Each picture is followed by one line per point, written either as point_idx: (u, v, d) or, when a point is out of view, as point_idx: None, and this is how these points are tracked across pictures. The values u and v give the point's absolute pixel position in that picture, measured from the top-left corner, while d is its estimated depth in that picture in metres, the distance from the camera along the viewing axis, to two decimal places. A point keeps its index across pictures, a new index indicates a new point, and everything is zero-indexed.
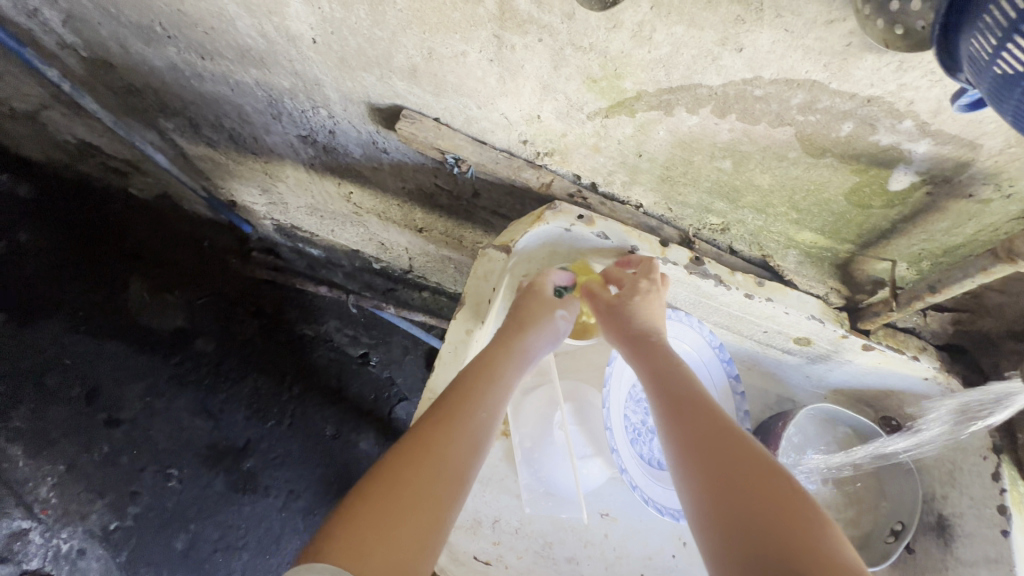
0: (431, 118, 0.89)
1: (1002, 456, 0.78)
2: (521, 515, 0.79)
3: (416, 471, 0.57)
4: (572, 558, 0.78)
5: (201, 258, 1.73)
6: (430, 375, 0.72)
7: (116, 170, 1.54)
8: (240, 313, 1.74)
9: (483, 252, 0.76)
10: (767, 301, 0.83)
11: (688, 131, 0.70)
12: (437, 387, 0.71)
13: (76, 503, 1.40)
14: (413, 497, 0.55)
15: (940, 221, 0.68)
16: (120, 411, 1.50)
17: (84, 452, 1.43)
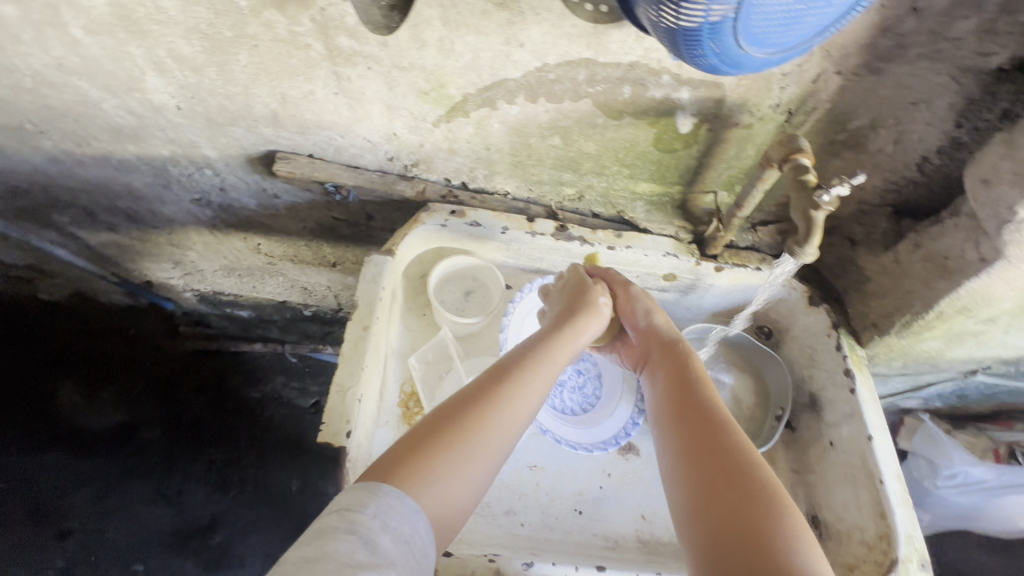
0: (305, 155, 0.98)
1: (841, 329, 0.93)
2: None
3: (463, 440, 0.63)
4: (510, 510, 0.87)
5: (131, 347, 1.74)
6: (336, 372, 0.75)
7: (20, 279, 1.49)
8: (183, 386, 1.77)
9: (369, 258, 0.86)
10: (627, 249, 0.96)
11: (516, 119, 0.83)
12: (345, 381, 0.74)
13: None
14: (462, 458, 0.62)
15: (729, 149, 0.83)
16: (69, 521, 1.45)
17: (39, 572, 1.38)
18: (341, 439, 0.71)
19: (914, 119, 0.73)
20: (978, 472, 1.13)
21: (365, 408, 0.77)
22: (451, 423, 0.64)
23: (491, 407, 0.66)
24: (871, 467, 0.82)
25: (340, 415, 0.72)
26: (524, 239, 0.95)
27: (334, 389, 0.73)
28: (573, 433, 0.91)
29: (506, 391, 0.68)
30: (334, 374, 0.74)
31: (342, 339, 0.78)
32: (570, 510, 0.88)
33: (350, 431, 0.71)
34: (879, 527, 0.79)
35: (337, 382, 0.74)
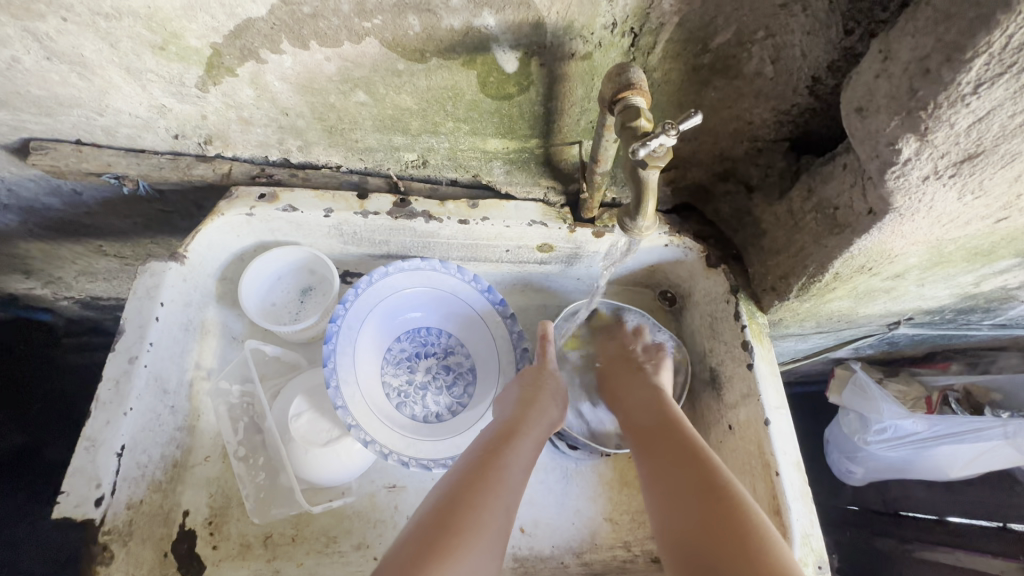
0: (70, 142, 0.78)
1: (740, 294, 0.79)
2: (296, 520, 0.73)
3: (471, 533, 0.53)
4: (360, 544, 0.74)
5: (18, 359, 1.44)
6: (86, 421, 0.60)
7: None
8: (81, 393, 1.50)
9: (143, 267, 0.68)
10: (483, 221, 0.78)
11: (296, 72, 0.64)
12: (98, 432, 0.60)
13: None
14: (469, 555, 0.52)
15: (574, 89, 0.65)
16: None
17: None
18: (88, 510, 0.57)
19: (791, 28, 0.56)
20: (908, 424, 1.02)
21: (134, 460, 0.62)
22: (456, 511, 0.54)
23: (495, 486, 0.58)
24: (767, 455, 0.70)
25: (87, 478, 0.58)
26: (355, 221, 0.77)
27: (81, 445, 0.59)
28: (428, 449, 0.76)
29: (506, 471, 0.61)
30: (82, 425, 0.60)
31: (99, 376, 0.62)
32: None
33: (100, 498, 0.58)
34: (775, 527, 0.67)
35: (84, 436, 0.59)
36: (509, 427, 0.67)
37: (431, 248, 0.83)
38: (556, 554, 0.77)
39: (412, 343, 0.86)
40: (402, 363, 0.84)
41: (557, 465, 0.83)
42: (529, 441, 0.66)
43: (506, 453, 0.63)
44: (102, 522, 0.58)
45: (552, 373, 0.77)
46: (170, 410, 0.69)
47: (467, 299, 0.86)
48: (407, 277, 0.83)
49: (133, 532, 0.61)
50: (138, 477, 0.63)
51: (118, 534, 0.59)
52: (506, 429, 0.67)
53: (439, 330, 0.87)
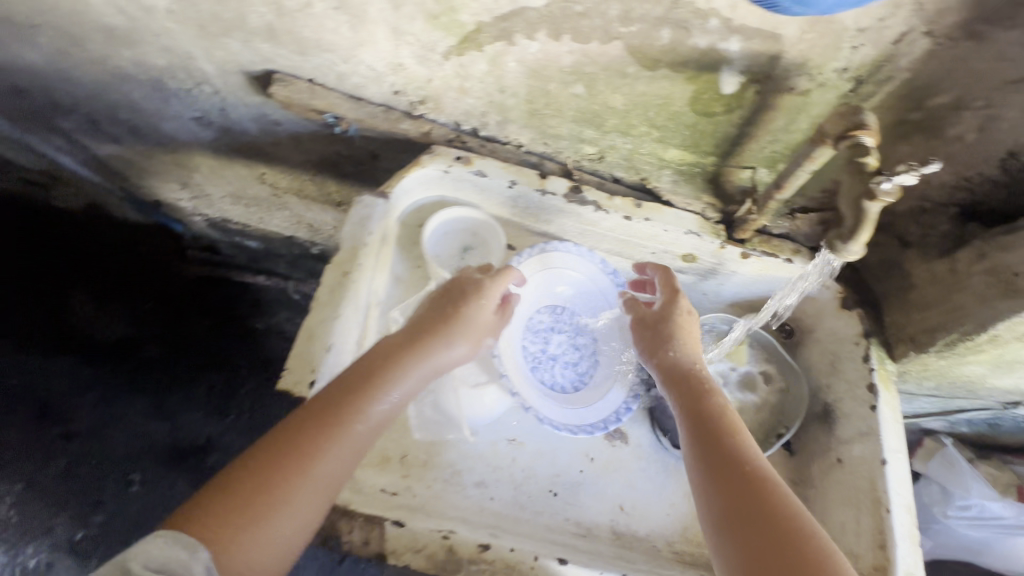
0: (304, 79, 0.90)
1: (872, 339, 0.83)
2: (430, 448, 0.82)
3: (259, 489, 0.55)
4: (481, 482, 0.82)
5: (143, 263, 1.75)
6: (306, 316, 0.71)
7: (34, 183, 1.50)
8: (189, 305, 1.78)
9: (359, 199, 0.79)
10: (645, 221, 0.85)
11: (534, 58, 0.73)
12: (313, 327, 0.71)
13: (38, 519, 1.29)
14: (267, 508, 0.55)
15: (777, 119, 0.71)
16: (74, 423, 1.41)
17: (41, 467, 1.32)
18: (302, 390, 0.67)
19: (1011, 103, 0.60)
20: (996, 507, 1.04)
21: (337, 359, 0.72)
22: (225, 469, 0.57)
23: (306, 450, 0.58)
24: (879, 492, 0.74)
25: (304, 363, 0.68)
26: (532, 197, 0.85)
27: (302, 335, 0.69)
28: (556, 412, 0.84)
29: (337, 436, 0.60)
30: (304, 319, 0.71)
31: (318, 283, 0.73)
32: (545, 491, 0.83)
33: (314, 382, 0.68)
34: (876, 558, 0.71)
35: (306, 327, 0.71)
36: (335, 379, 0.64)
37: (587, 235, 0.91)
38: (651, 537, 0.83)
39: (550, 317, 0.92)
40: (540, 332, 0.91)
41: (659, 458, 0.88)
42: (422, 359, 0.68)
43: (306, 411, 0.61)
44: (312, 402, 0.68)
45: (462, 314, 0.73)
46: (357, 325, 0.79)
47: (603, 289, 0.93)
48: (557, 257, 0.91)
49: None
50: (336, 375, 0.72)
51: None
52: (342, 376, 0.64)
53: (574, 311, 0.93)
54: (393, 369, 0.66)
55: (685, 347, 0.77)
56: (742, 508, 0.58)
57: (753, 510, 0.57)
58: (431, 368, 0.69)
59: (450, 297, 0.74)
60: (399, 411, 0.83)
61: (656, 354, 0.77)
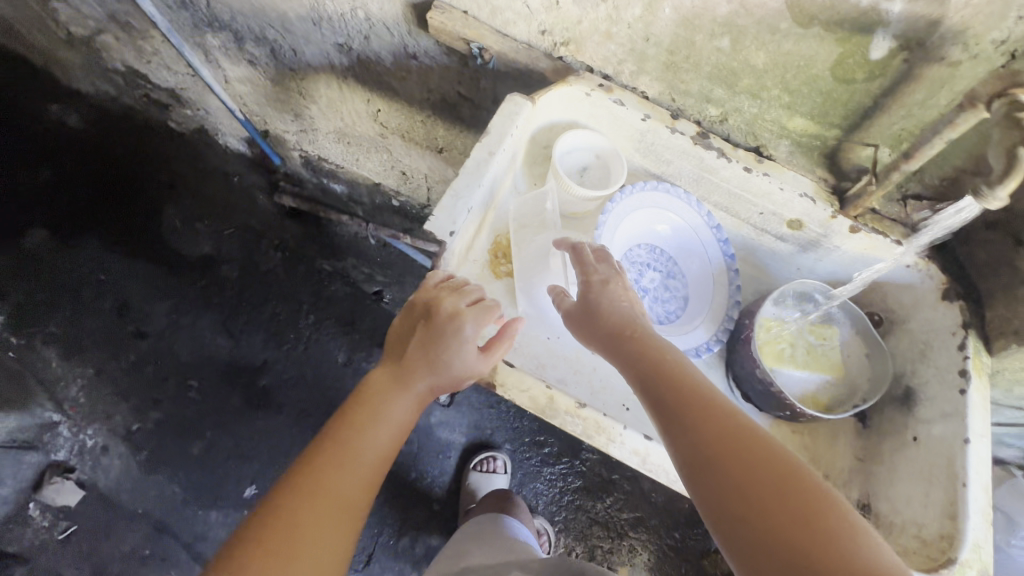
0: (459, 10, 0.98)
1: (970, 330, 0.84)
2: (521, 339, 0.88)
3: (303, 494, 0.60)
4: (561, 379, 0.87)
5: (228, 189, 1.94)
6: (454, 178, 0.76)
7: (157, 101, 1.78)
8: (269, 241, 1.92)
9: (510, 97, 0.84)
10: (763, 175, 0.89)
11: (691, 6, 0.78)
12: (460, 188, 0.76)
13: (103, 403, 1.62)
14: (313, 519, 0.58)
15: (917, 91, 0.74)
16: (146, 324, 1.72)
17: (111, 359, 1.66)
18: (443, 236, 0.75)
19: None
20: None
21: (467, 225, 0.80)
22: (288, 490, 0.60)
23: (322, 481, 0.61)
24: (957, 469, 0.75)
25: (448, 218, 0.75)
26: (661, 134, 0.90)
27: (449, 193, 0.76)
28: None
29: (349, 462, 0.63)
30: (452, 179, 0.76)
31: (468, 154, 0.79)
32: (618, 403, 0.87)
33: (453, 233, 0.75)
34: (945, 529, 0.72)
35: (454, 186, 0.75)
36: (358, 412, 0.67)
37: (700, 183, 0.95)
38: None
39: (648, 254, 0.98)
40: (636, 266, 0.97)
41: None
42: (408, 392, 0.69)
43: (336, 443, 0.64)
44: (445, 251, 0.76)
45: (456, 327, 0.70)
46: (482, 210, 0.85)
47: (704, 242, 0.97)
48: (667, 199, 0.96)
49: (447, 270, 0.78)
50: (462, 239, 0.80)
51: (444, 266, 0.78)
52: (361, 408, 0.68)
53: (669, 253, 0.99)
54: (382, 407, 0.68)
55: (619, 313, 0.73)
56: (715, 462, 0.57)
57: (728, 461, 0.56)
58: (418, 399, 0.70)
59: (423, 332, 0.71)
60: (498, 304, 0.90)
61: (595, 331, 0.73)
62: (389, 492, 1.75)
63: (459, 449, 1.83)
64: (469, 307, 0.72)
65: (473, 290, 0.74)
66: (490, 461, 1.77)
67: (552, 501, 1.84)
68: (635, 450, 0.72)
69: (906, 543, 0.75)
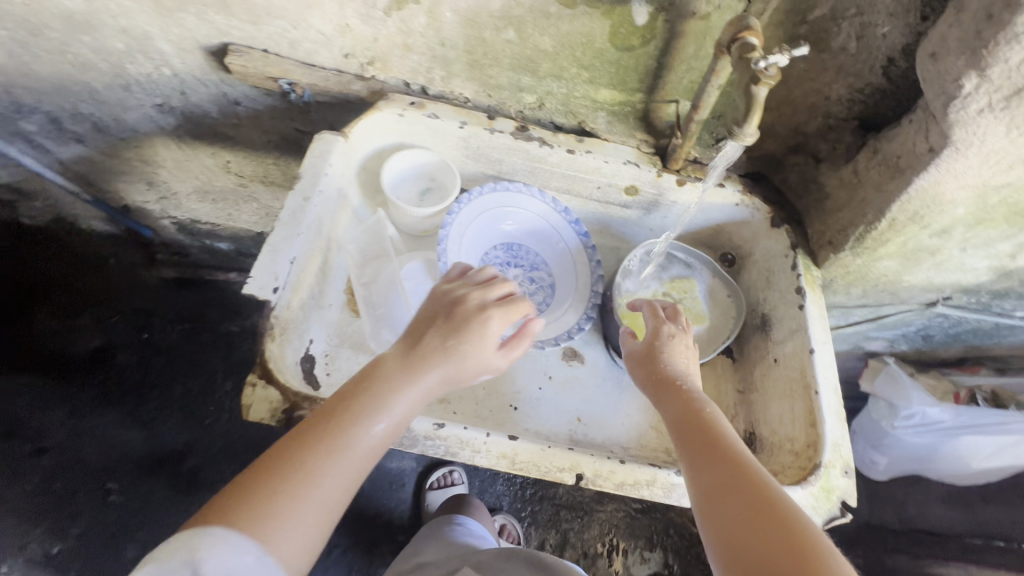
0: (258, 50, 0.96)
1: (799, 250, 0.91)
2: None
3: (283, 476, 0.54)
4: (444, 399, 0.87)
5: (105, 276, 1.75)
6: (269, 234, 0.74)
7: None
8: (162, 320, 1.81)
9: (319, 135, 0.84)
10: (587, 153, 0.93)
11: (467, 6, 0.80)
12: (278, 242, 0.74)
13: (9, 537, 1.42)
14: (289, 493, 0.53)
15: (688, 46, 0.79)
16: (44, 440, 1.53)
17: (11, 485, 1.46)
18: (267, 294, 0.71)
19: (877, 8, 0.70)
20: (936, 412, 1.10)
21: (297, 274, 0.77)
22: (269, 461, 0.56)
23: (311, 466, 0.55)
24: (808, 378, 0.81)
25: (268, 273, 0.72)
26: (482, 136, 0.93)
27: (266, 247, 0.73)
28: None
29: (347, 444, 0.57)
30: (268, 235, 0.74)
31: (282, 204, 0.77)
32: (506, 405, 0.89)
33: (277, 288, 0.72)
34: (810, 436, 0.77)
35: (269, 242, 0.73)
36: (356, 393, 0.61)
37: (536, 173, 0.98)
38: (607, 444, 0.88)
39: (505, 253, 1.00)
40: (495, 266, 0.98)
41: (615, 375, 0.95)
42: (417, 380, 0.63)
43: (322, 426, 0.58)
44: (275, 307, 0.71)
45: (477, 321, 0.68)
46: (318, 253, 0.83)
47: (558, 228, 1.00)
48: (508, 195, 0.98)
49: (286, 329, 0.74)
50: (296, 289, 0.77)
51: (285, 318, 0.73)
52: (361, 383, 0.63)
53: (527, 246, 1.01)
54: (384, 390, 0.62)
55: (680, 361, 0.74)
56: (726, 493, 0.56)
57: (736, 492, 0.55)
58: (427, 390, 0.64)
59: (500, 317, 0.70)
60: (364, 338, 0.87)
61: (648, 373, 0.74)
62: (347, 538, 1.66)
63: (411, 474, 1.78)
64: (494, 302, 0.71)
65: (500, 283, 0.73)
66: (446, 477, 1.74)
67: (517, 498, 1.80)
68: (502, 453, 0.71)
69: (784, 459, 0.80)
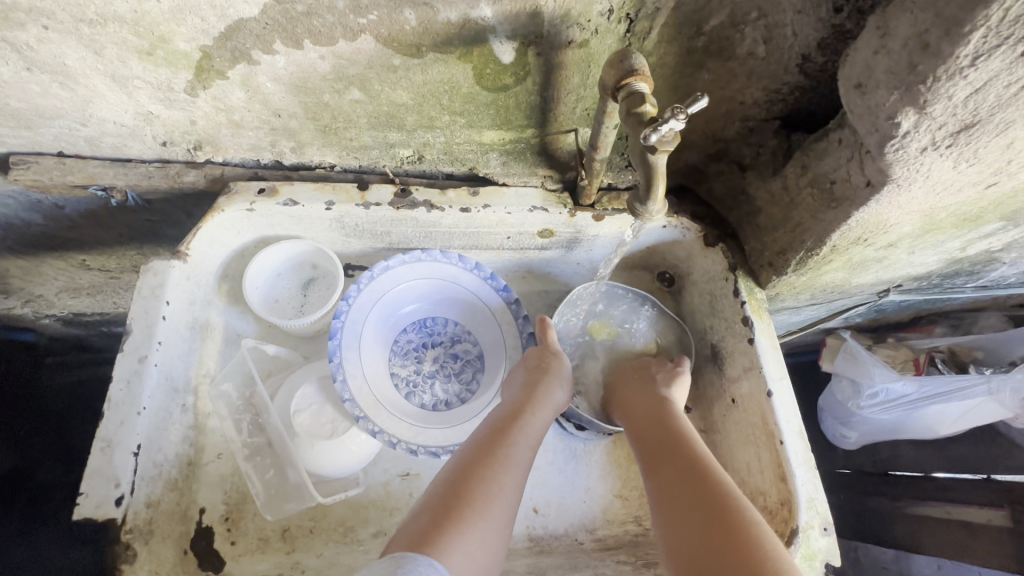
0: (51, 154, 0.75)
1: (738, 271, 0.81)
2: (313, 512, 0.74)
3: (475, 496, 0.57)
4: (377, 532, 0.74)
5: None
6: (98, 425, 0.60)
7: None
8: (78, 418, 1.33)
9: (146, 266, 0.67)
10: (484, 209, 0.79)
11: (289, 72, 0.63)
12: (109, 434, 0.59)
13: None
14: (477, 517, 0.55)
15: (571, 76, 0.65)
16: None
17: None
18: (108, 510, 0.57)
19: (784, 7, 0.57)
20: (899, 386, 1.05)
21: (151, 459, 0.63)
22: (445, 489, 0.58)
23: (491, 486, 0.59)
24: (771, 426, 0.73)
25: (105, 478, 0.58)
26: (357, 213, 0.77)
27: (96, 446, 0.58)
28: (436, 436, 0.77)
29: (515, 451, 0.64)
30: (98, 427, 0.60)
31: (111, 378, 0.62)
32: None
33: (120, 497, 0.57)
34: (781, 493, 0.70)
35: (97, 437, 0.58)
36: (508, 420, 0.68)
37: (434, 237, 0.84)
38: (570, 532, 0.79)
39: (419, 334, 0.87)
40: (410, 354, 0.85)
41: (566, 446, 0.84)
42: (551, 401, 0.72)
43: (496, 450, 0.63)
44: (123, 521, 0.57)
45: (555, 355, 0.79)
46: (177, 414, 0.68)
47: (473, 290, 0.86)
48: (407, 269, 0.83)
49: (153, 530, 0.61)
50: (155, 476, 0.63)
51: (142, 526, 0.59)
52: (511, 410, 0.70)
53: (442, 318, 0.88)
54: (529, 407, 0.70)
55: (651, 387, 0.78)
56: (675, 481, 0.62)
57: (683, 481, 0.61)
58: (554, 411, 0.72)
59: (549, 358, 0.78)
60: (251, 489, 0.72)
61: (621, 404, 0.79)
62: None
63: None
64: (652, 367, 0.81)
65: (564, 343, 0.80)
66: None
67: None
68: None
69: None
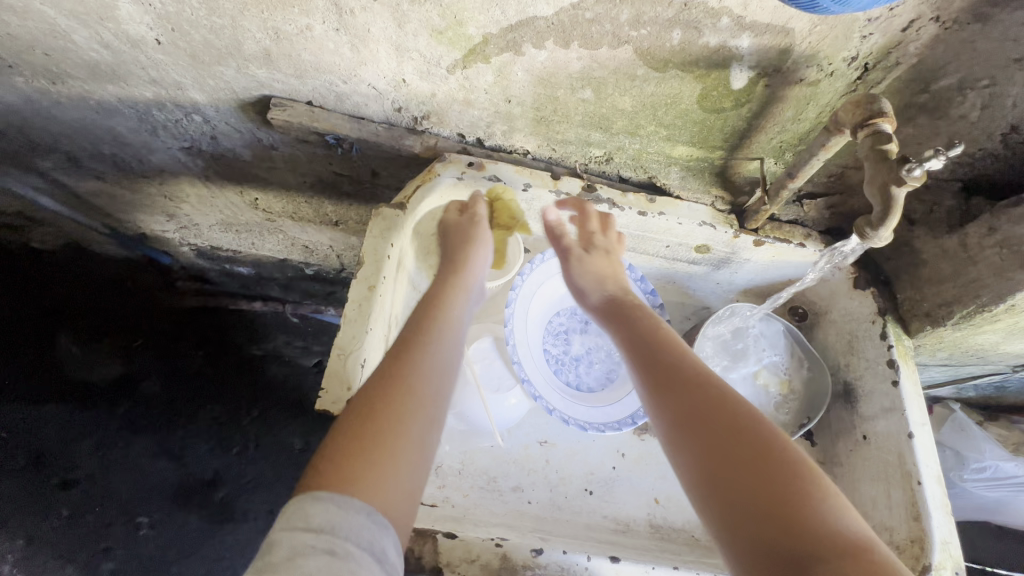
0: (303, 103, 0.88)
1: (887, 317, 0.85)
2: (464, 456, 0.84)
3: (387, 418, 0.57)
4: (517, 486, 0.84)
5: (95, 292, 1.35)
6: (337, 333, 0.70)
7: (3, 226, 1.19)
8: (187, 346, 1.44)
9: (376, 211, 0.78)
10: (659, 215, 0.86)
11: (543, 66, 0.72)
12: (346, 343, 0.69)
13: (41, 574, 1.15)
14: (394, 441, 0.55)
15: (785, 110, 0.73)
16: (74, 471, 1.22)
17: (43, 519, 1.17)
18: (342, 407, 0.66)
19: (1014, 79, 0.62)
20: (1010, 466, 1.08)
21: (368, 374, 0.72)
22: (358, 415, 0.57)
23: (405, 408, 0.58)
24: (909, 466, 0.76)
25: (341, 381, 0.67)
26: (547, 199, 0.86)
27: (334, 352, 0.69)
28: (582, 411, 0.85)
29: (422, 366, 0.63)
30: (336, 335, 0.70)
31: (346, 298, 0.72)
32: (579, 490, 0.85)
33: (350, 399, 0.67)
34: (912, 530, 0.73)
35: (336, 343, 0.69)
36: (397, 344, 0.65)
37: None
38: (687, 528, 0.84)
39: (570, 318, 0.94)
40: (560, 335, 0.93)
41: None
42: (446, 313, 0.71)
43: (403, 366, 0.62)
44: None
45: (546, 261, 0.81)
46: (383, 341, 0.78)
47: None
48: None
49: None
50: None
51: None
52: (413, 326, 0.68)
53: None
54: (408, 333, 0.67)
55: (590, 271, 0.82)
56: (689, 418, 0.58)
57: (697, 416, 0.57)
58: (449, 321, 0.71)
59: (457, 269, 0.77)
60: None
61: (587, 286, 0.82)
62: None
63: None
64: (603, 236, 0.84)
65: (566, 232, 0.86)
66: None
67: None
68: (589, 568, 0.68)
69: None
